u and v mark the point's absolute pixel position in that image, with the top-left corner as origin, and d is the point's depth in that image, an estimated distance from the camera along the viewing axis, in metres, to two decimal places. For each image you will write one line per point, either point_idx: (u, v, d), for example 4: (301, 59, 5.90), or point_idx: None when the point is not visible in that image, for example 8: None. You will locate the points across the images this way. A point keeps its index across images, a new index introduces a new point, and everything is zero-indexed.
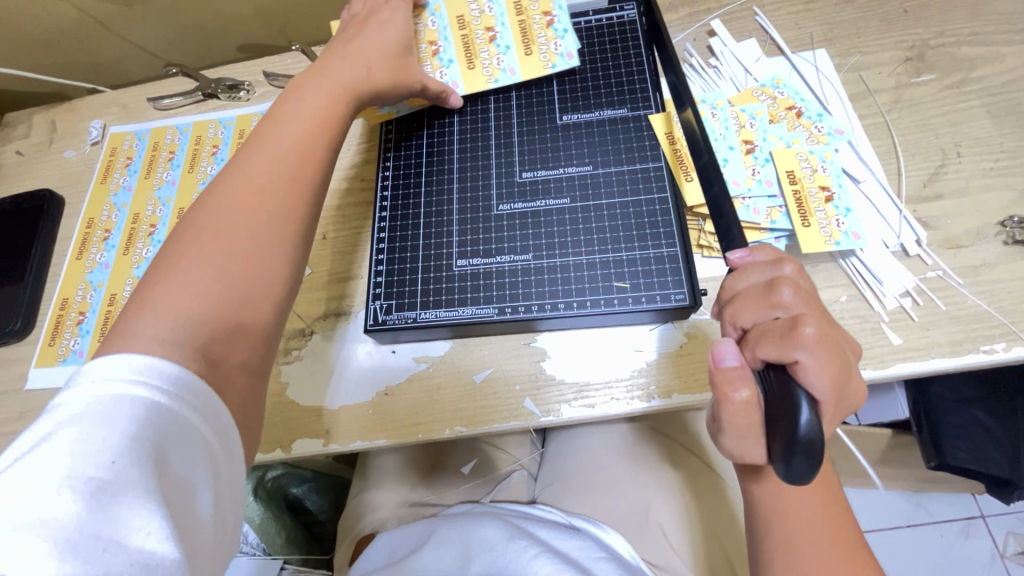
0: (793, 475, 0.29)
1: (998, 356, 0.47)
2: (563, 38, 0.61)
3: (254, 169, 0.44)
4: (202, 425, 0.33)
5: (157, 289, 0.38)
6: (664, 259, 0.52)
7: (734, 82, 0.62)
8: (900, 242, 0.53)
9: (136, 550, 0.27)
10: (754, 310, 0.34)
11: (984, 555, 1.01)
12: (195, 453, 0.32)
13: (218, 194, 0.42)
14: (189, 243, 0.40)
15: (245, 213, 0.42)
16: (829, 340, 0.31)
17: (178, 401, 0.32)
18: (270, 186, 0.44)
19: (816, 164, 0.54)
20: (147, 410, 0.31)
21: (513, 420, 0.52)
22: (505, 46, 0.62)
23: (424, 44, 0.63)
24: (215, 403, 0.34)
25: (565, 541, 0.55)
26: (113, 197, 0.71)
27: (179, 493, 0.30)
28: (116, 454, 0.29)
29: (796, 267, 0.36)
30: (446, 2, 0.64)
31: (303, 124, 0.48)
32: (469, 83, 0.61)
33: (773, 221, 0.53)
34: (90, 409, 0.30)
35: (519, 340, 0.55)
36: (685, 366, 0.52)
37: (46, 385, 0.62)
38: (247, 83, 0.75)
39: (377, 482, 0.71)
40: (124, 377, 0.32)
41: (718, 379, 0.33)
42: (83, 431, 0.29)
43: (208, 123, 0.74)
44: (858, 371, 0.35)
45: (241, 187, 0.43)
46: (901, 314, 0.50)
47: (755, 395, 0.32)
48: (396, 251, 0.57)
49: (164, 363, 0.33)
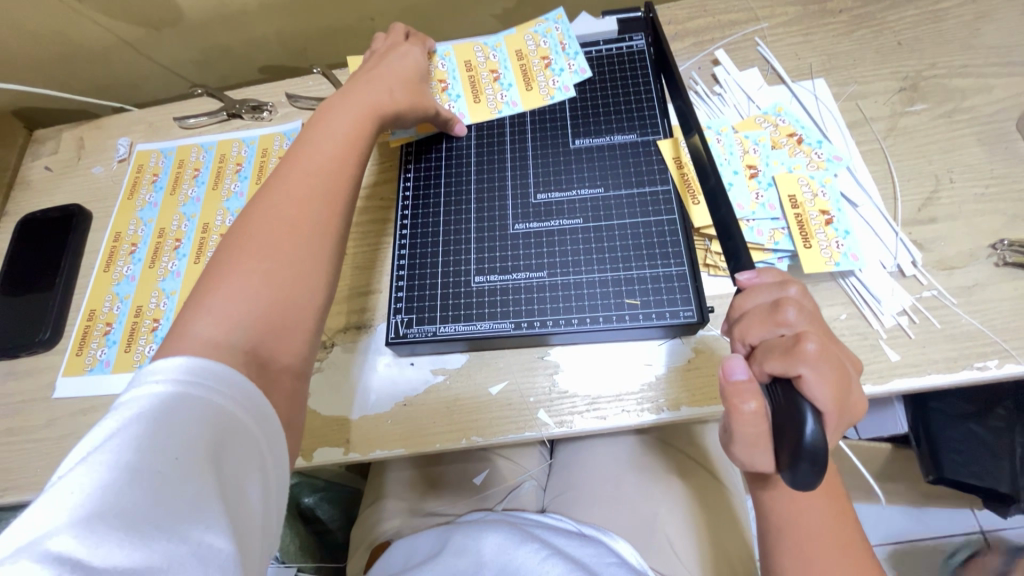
0: (799, 480, 0.32)
1: (990, 372, 0.50)
2: (560, 76, 0.66)
3: (288, 188, 0.47)
4: (251, 426, 0.35)
5: (209, 295, 0.40)
6: (673, 277, 0.55)
7: (737, 109, 0.65)
8: (897, 263, 0.55)
9: (195, 540, 0.29)
10: (761, 327, 0.36)
11: (984, 570, 1.02)
12: (245, 454, 0.34)
13: (260, 211, 0.45)
14: (229, 259, 0.42)
15: (279, 229, 0.44)
16: (830, 355, 0.34)
17: (230, 404, 0.35)
18: (304, 202, 0.46)
19: (816, 188, 0.57)
20: (205, 412, 0.34)
21: (527, 431, 0.54)
22: (508, 84, 0.67)
23: (433, 82, 0.67)
24: (264, 407, 0.37)
25: (576, 547, 0.58)
26: (140, 212, 0.74)
27: (230, 490, 0.33)
28: (177, 451, 0.31)
29: (801, 288, 0.38)
30: (454, 47, 0.69)
31: (334, 144, 0.51)
32: (475, 115, 0.65)
33: (776, 242, 0.55)
34: (151, 409, 0.33)
35: (532, 354, 0.57)
36: (693, 380, 0.54)
37: (74, 393, 0.64)
38: (270, 104, 0.79)
39: (390, 491, 0.73)
40: (185, 382, 0.34)
41: (731, 391, 0.35)
42: (145, 430, 0.32)
43: (232, 142, 0.77)
44: (858, 386, 0.37)
45: (279, 205, 0.46)
46: (898, 332, 0.53)
47: (763, 406, 0.34)
48: (417, 267, 0.59)
49: (215, 364, 0.36)
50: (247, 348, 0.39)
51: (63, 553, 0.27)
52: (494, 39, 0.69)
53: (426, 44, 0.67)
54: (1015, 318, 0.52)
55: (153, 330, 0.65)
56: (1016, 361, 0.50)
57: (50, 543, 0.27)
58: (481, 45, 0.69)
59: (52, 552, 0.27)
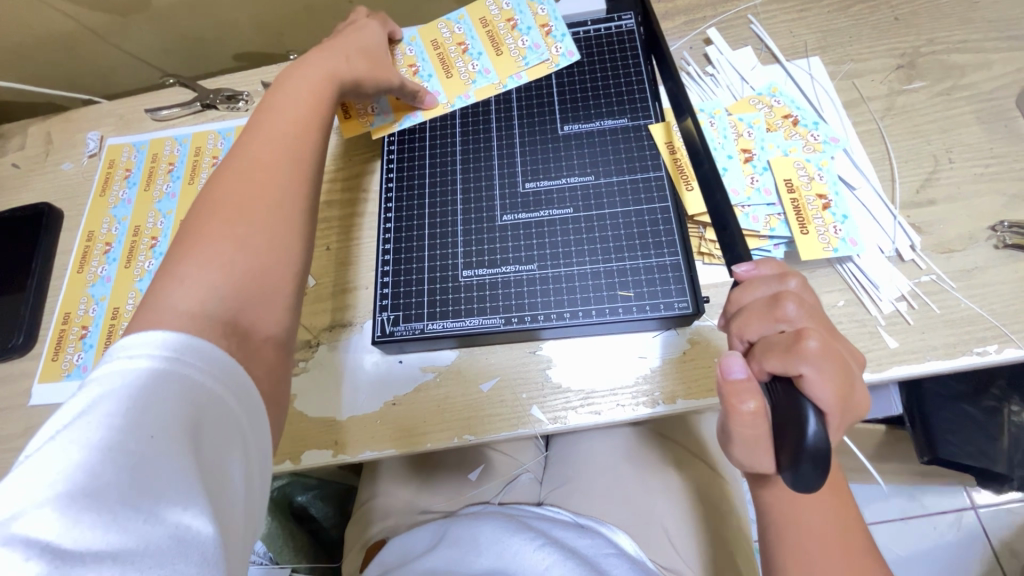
0: (801, 483, 0.30)
1: (990, 357, 0.49)
2: (529, 35, 0.64)
3: (256, 158, 0.45)
4: (231, 403, 0.34)
5: (182, 263, 0.38)
6: (667, 267, 0.53)
7: (731, 91, 0.63)
8: (896, 248, 0.54)
9: (174, 522, 0.28)
10: (760, 323, 0.35)
11: (975, 546, 1.04)
12: (225, 433, 0.33)
13: (225, 183, 0.43)
14: (193, 236, 0.40)
15: (248, 201, 0.42)
16: (832, 352, 0.32)
17: (209, 381, 0.33)
18: (272, 171, 0.44)
19: (813, 172, 0.56)
20: (182, 388, 0.32)
21: (521, 428, 0.53)
22: (478, 53, 0.64)
23: (403, 67, 0.64)
24: (245, 384, 0.35)
25: (574, 538, 0.57)
26: (113, 210, 0.71)
27: (212, 469, 0.31)
28: (153, 429, 0.29)
29: (801, 281, 0.36)
30: (419, 30, 0.66)
31: (298, 115, 0.48)
32: (450, 91, 0.63)
33: (772, 228, 0.54)
34: (124, 385, 0.31)
35: (524, 349, 0.56)
36: (689, 372, 0.53)
37: (51, 400, 0.61)
38: (246, 95, 0.75)
39: (384, 488, 0.72)
40: (159, 357, 0.32)
41: (729, 391, 0.33)
42: (117, 408, 0.30)
43: (208, 134, 0.74)
44: (861, 384, 0.36)
45: (248, 176, 0.43)
46: (897, 318, 0.51)
47: (763, 406, 0.33)
48: (402, 263, 0.57)
49: (192, 340, 0.34)
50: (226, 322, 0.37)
51: (31, 536, 0.25)
52: (456, 13, 0.66)
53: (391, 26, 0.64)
54: (1015, 301, 0.51)
55: None
56: (1016, 346, 0.49)
57: (16, 526, 0.26)
58: (444, 21, 0.66)
59: (20, 535, 0.25)
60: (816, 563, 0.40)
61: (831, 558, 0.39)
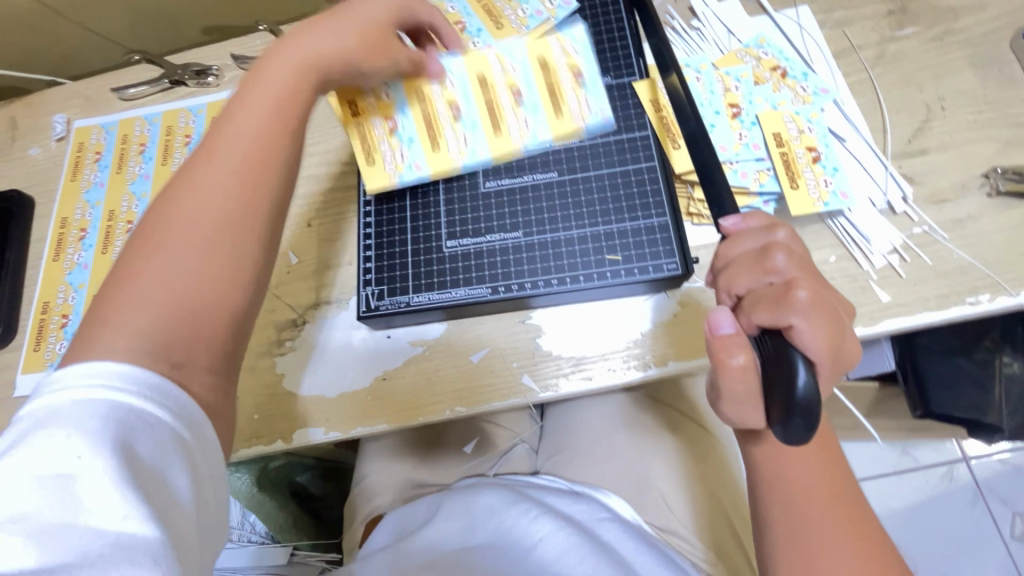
0: (791, 436, 0.30)
1: (983, 306, 0.49)
2: (593, 95, 0.54)
3: (207, 173, 0.41)
4: (165, 418, 0.33)
5: (122, 286, 0.37)
6: (655, 228, 0.52)
7: (717, 45, 0.60)
8: (887, 200, 0.53)
9: (115, 532, 0.28)
10: (749, 276, 0.34)
11: (967, 496, 1.06)
12: (163, 443, 0.32)
13: (173, 203, 0.40)
14: (131, 259, 0.38)
15: (183, 232, 0.39)
16: (824, 302, 0.31)
17: (136, 400, 0.32)
18: (217, 196, 0.40)
19: (802, 125, 0.54)
20: (107, 409, 0.31)
21: (513, 397, 0.52)
22: (533, 107, 0.54)
23: (441, 105, 0.55)
24: (179, 398, 0.35)
25: (568, 505, 0.58)
26: (86, 194, 0.69)
27: (156, 478, 0.31)
28: (80, 450, 0.29)
29: (790, 232, 0.35)
30: (525, 40, 0.56)
31: (258, 119, 0.44)
32: (494, 150, 0.54)
33: (761, 184, 0.53)
34: (56, 414, 0.30)
35: (514, 318, 0.55)
36: (680, 334, 0.52)
37: (36, 391, 0.61)
38: (215, 69, 0.72)
39: (380, 466, 0.71)
40: (83, 384, 0.32)
41: (716, 347, 0.33)
42: (41, 436, 0.29)
43: (178, 111, 0.71)
44: (853, 333, 0.35)
45: (194, 200, 0.40)
46: (889, 271, 0.51)
47: (752, 359, 0.32)
48: (384, 236, 0.56)
49: (121, 367, 0.33)
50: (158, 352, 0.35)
51: None
52: (515, 43, 0.56)
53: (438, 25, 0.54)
54: (1007, 250, 0.50)
55: None
56: (1008, 294, 0.49)
57: None
58: (498, 53, 0.55)
59: None
60: (810, 520, 0.40)
61: (823, 513, 0.40)
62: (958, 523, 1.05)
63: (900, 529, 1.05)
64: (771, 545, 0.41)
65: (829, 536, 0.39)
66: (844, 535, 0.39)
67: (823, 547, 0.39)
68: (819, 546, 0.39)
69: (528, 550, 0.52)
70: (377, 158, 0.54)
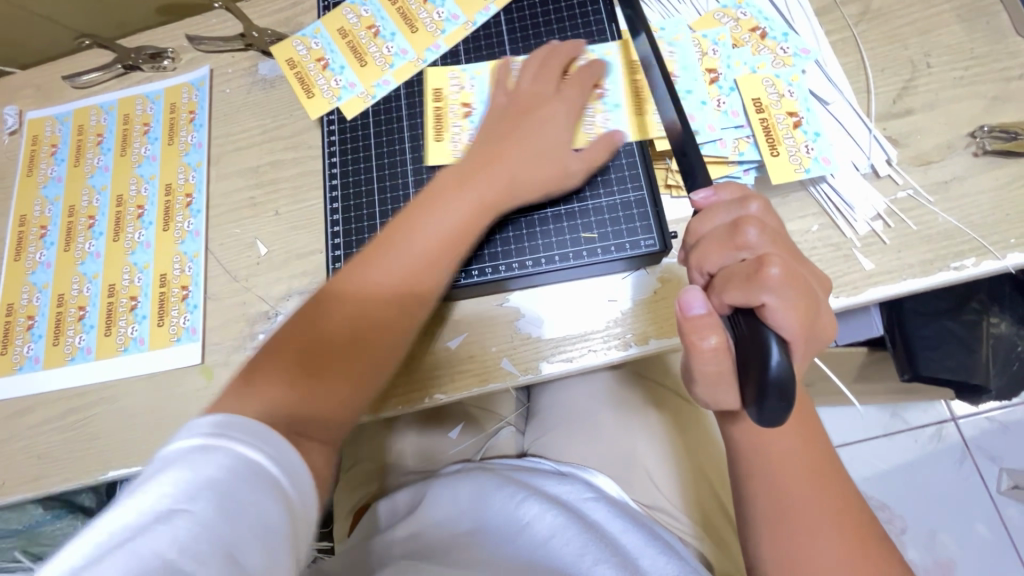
0: (765, 418, 0.29)
1: (967, 271, 0.48)
2: (686, 101, 0.52)
3: (368, 287, 0.44)
4: (275, 476, 0.34)
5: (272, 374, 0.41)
6: (631, 203, 0.51)
7: (694, 6, 0.57)
8: (871, 163, 0.51)
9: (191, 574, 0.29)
10: (720, 252, 0.33)
11: (955, 454, 1.08)
12: (264, 500, 0.33)
13: (339, 312, 0.44)
14: (284, 349, 0.42)
15: (336, 343, 0.43)
16: (795, 279, 0.30)
17: (258, 457, 0.34)
18: (375, 318, 0.44)
19: (782, 89, 0.52)
20: (231, 461, 0.33)
21: (492, 382, 0.52)
22: (614, 103, 0.53)
23: None
24: (293, 460, 0.36)
25: (555, 486, 0.58)
26: (43, 190, 0.66)
27: (250, 533, 0.32)
28: (199, 494, 0.31)
29: (763, 204, 0.34)
30: (617, 45, 0.56)
31: (429, 244, 0.46)
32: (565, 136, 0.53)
33: (740, 153, 0.51)
34: (179, 457, 0.33)
35: (491, 302, 0.53)
36: (660, 312, 0.51)
37: (6, 395, 0.59)
38: (170, 51, 0.68)
39: (367, 454, 0.71)
40: (220, 436, 0.34)
41: (688, 328, 0.32)
42: (177, 476, 0.32)
43: (135, 98, 0.68)
44: (826, 303, 0.35)
45: (351, 310, 0.44)
46: (872, 239, 0.49)
47: (723, 341, 0.31)
48: (353, 226, 0.57)
49: (252, 423, 0.36)
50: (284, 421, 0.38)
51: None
52: (602, 46, 0.56)
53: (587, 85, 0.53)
54: (993, 211, 0.49)
55: (81, 320, 0.60)
56: (993, 258, 0.48)
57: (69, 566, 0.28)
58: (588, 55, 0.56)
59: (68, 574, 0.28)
60: (790, 496, 0.39)
61: (803, 488, 0.39)
62: (947, 481, 1.07)
63: (889, 490, 1.07)
64: (753, 522, 0.41)
65: (809, 511, 0.39)
66: (824, 507, 0.39)
67: (803, 522, 0.39)
68: (800, 521, 0.39)
69: (514, 533, 0.52)
70: (445, 136, 0.57)
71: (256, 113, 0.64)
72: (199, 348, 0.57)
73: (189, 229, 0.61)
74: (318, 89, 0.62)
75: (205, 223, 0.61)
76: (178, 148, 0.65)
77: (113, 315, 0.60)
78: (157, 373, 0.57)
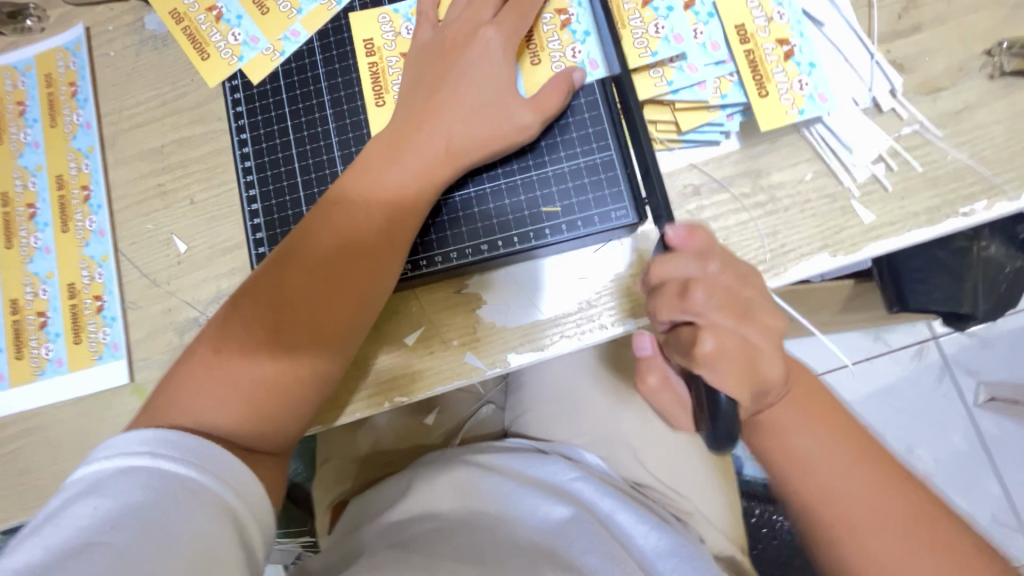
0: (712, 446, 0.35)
1: (977, 217, 0.42)
2: (681, 50, 0.44)
3: (297, 280, 0.41)
4: (206, 482, 0.35)
5: (202, 384, 0.39)
6: (597, 166, 0.45)
7: None
8: (872, 97, 0.44)
9: None
10: (669, 311, 0.34)
11: (935, 371, 1.08)
12: (187, 511, 0.33)
13: (268, 310, 0.41)
14: (211, 363, 0.40)
15: (267, 348, 0.40)
16: (727, 350, 0.32)
17: (184, 467, 0.34)
18: (305, 314, 0.41)
19: (770, 10, 0.44)
20: (153, 478, 0.34)
21: (457, 379, 0.46)
22: (584, 32, 0.46)
23: (548, 12, 0.47)
24: (230, 464, 0.36)
25: (536, 465, 0.54)
26: None
27: (170, 546, 0.31)
28: (110, 519, 0.32)
29: (721, 262, 0.34)
30: None
31: (365, 226, 0.42)
32: (530, 79, 0.46)
33: (722, 95, 0.43)
34: (99, 480, 0.33)
35: (449, 289, 0.47)
36: (637, 289, 0.45)
37: None
38: (31, 7, 0.55)
39: (340, 450, 0.67)
40: (139, 453, 0.34)
41: (640, 364, 0.39)
42: (89, 503, 0.32)
43: (2, 72, 0.56)
44: (769, 353, 0.34)
45: (280, 309, 0.40)
46: (873, 185, 0.43)
47: (664, 379, 0.38)
48: (275, 213, 0.49)
49: (168, 432, 0.36)
50: (223, 441, 0.38)
51: None
52: None
53: (528, 11, 0.45)
54: (1008, 143, 0.43)
55: None
56: (1006, 199, 0.42)
57: None
58: None
59: None
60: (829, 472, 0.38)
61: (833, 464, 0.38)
62: (927, 398, 1.08)
63: (870, 411, 1.08)
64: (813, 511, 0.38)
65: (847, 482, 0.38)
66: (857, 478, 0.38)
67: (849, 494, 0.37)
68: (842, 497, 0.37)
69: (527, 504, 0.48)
70: (388, 97, 0.49)
71: (149, 79, 0.53)
72: (125, 365, 0.50)
73: (92, 228, 0.53)
74: (213, 48, 0.52)
75: (109, 219, 0.53)
76: (63, 131, 0.54)
77: (22, 335, 0.52)
78: (82, 397, 0.51)
